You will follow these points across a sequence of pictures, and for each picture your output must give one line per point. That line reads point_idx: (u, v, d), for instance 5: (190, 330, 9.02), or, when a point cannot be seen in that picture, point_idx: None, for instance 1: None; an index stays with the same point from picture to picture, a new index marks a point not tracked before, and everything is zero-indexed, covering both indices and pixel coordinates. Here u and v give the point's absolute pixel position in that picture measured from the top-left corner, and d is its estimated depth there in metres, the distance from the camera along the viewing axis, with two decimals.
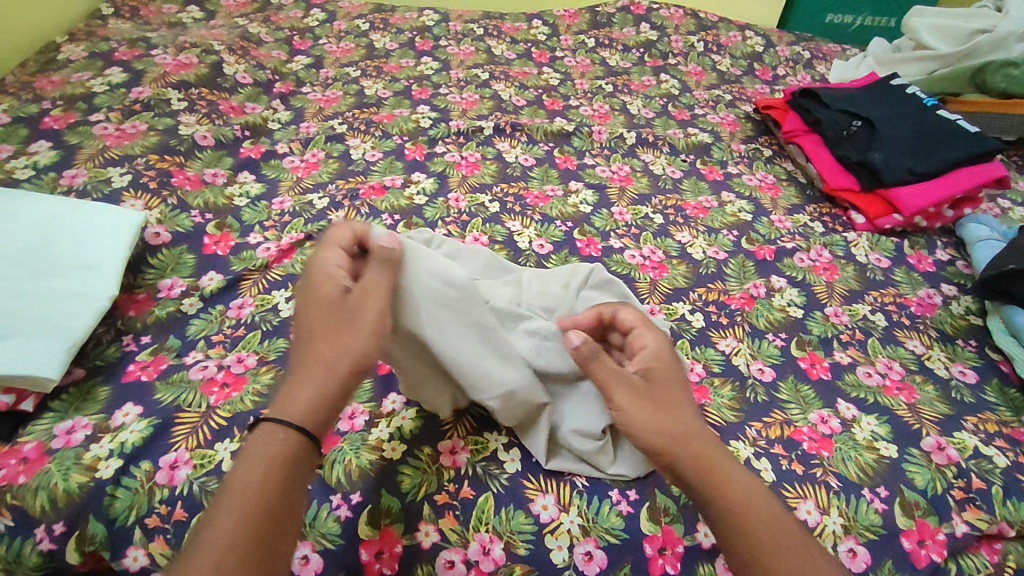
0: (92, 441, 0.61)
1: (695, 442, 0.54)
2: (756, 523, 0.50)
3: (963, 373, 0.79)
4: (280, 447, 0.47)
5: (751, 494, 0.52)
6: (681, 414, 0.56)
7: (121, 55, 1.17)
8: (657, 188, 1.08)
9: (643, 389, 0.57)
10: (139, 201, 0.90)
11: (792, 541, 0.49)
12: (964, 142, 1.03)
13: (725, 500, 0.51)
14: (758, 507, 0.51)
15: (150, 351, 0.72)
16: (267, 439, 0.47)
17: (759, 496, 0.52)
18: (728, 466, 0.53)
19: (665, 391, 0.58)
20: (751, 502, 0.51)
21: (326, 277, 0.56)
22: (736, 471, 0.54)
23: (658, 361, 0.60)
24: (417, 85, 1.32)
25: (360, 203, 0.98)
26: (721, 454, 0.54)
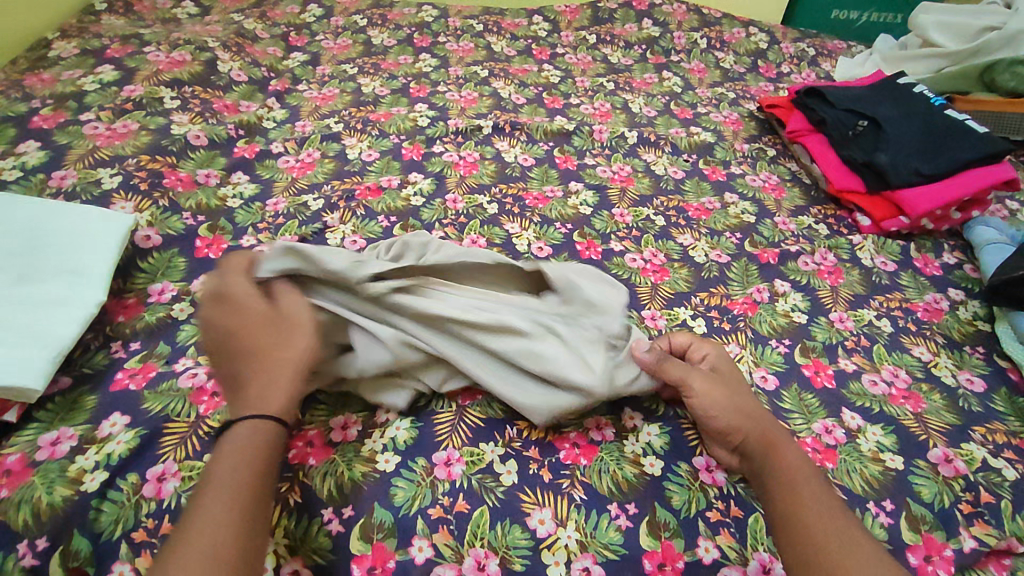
0: (78, 452, 0.60)
1: (759, 422, 0.61)
2: (805, 489, 0.56)
3: (970, 382, 0.78)
4: (259, 442, 0.53)
5: (803, 470, 0.58)
6: (746, 402, 0.63)
7: (113, 53, 1.15)
8: (658, 189, 1.06)
9: (717, 377, 0.65)
10: (130, 203, 0.88)
11: (839, 512, 0.55)
12: (973, 142, 1.01)
13: (779, 471, 0.57)
14: (811, 482, 0.57)
15: (139, 358, 0.70)
16: (250, 433, 0.53)
17: (812, 474, 0.58)
18: (785, 445, 0.60)
19: (729, 384, 0.64)
20: (805, 477, 0.57)
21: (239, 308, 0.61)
22: (789, 449, 0.60)
23: (726, 370, 0.67)
24: (415, 83, 1.30)
25: (356, 204, 0.97)
26: (782, 438, 0.61)
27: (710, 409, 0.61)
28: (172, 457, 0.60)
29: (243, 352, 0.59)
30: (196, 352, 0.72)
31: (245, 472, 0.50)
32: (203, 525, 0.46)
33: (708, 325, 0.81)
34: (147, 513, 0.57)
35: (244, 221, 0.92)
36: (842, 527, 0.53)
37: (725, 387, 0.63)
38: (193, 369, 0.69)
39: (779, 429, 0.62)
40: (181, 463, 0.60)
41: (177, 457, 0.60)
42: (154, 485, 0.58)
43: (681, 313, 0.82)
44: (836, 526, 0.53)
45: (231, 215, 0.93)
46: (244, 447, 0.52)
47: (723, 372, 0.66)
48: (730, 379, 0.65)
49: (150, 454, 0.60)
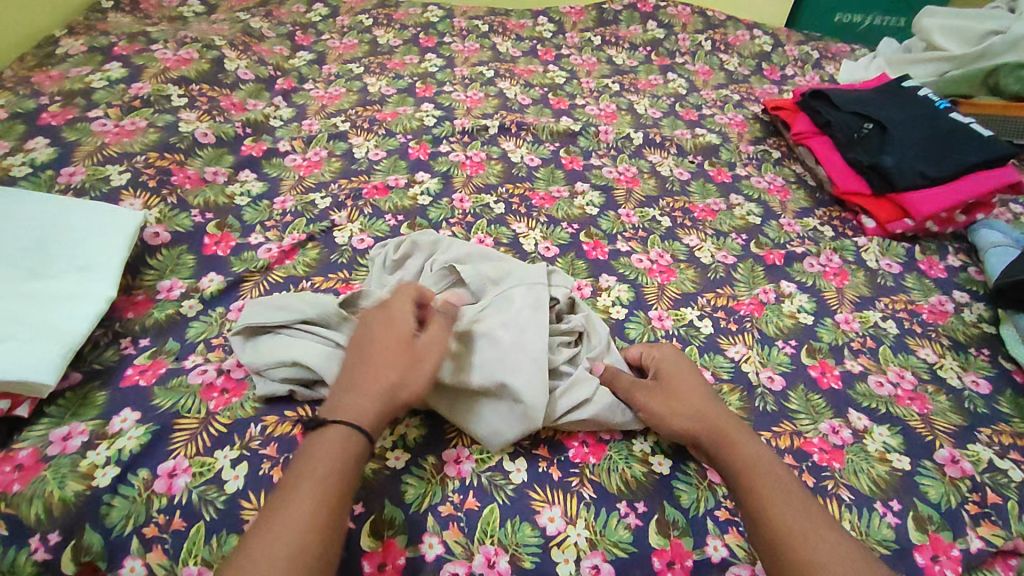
0: (89, 448, 0.60)
1: (715, 425, 0.61)
2: (768, 487, 0.56)
3: (976, 384, 0.78)
4: (348, 457, 0.52)
5: (764, 466, 0.58)
6: (696, 405, 0.63)
7: (120, 50, 1.15)
8: (664, 190, 1.06)
9: (658, 386, 0.65)
10: (139, 200, 0.88)
11: (803, 505, 0.55)
12: (978, 145, 1.02)
13: (738, 473, 0.58)
14: (775, 477, 0.57)
15: (149, 354, 0.70)
16: (333, 443, 0.52)
17: (774, 468, 0.58)
18: (742, 441, 0.60)
19: (676, 387, 0.65)
20: (767, 473, 0.57)
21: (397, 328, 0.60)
22: (750, 445, 0.60)
23: (680, 370, 0.67)
24: (421, 82, 1.30)
25: (363, 203, 0.97)
26: (742, 435, 0.61)
27: (665, 422, 0.62)
28: (183, 453, 0.60)
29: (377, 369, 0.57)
30: (205, 348, 0.72)
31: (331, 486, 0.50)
32: (284, 523, 0.47)
33: (714, 325, 0.81)
34: (158, 508, 0.57)
35: (252, 219, 0.92)
36: (805, 522, 0.53)
37: (672, 396, 0.64)
38: (203, 365, 0.69)
39: (737, 425, 0.62)
40: (191, 459, 0.60)
41: (187, 453, 0.60)
42: (165, 480, 0.58)
43: (688, 313, 0.83)
44: (800, 521, 0.53)
45: (239, 213, 0.93)
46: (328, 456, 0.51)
47: (676, 373, 0.66)
48: (681, 381, 0.65)
49: (161, 450, 0.60)
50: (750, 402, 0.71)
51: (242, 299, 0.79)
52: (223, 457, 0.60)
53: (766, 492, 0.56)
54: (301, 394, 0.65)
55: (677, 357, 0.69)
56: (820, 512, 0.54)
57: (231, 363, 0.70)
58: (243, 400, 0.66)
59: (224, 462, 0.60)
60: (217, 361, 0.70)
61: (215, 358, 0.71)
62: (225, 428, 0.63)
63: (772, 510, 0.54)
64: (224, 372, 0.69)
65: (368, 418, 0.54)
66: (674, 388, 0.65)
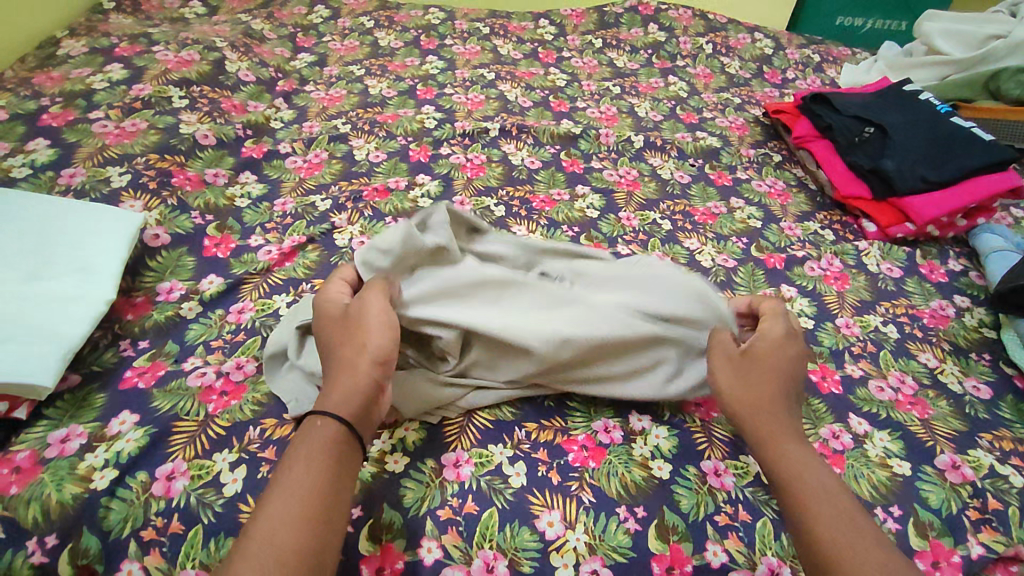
0: (87, 450, 0.60)
1: (765, 406, 0.59)
2: (800, 484, 0.53)
3: (976, 389, 0.78)
4: (328, 436, 0.52)
5: (806, 462, 0.55)
6: (765, 383, 0.60)
7: (121, 51, 1.15)
8: (665, 194, 1.06)
9: (738, 365, 0.62)
10: (139, 201, 0.88)
11: (832, 500, 0.52)
12: (979, 149, 1.01)
13: (775, 462, 0.56)
14: (807, 473, 0.54)
15: (148, 356, 0.70)
16: (309, 430, 0.53)
17: (814, 462, 0.55)
18: (785, 434, 0.57)
19: (762, 360, 0.62)
20: (805, 469, 0.54)
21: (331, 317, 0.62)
22: (793, 436, 0.57)
23: (775, 344, 0.63)
24: (422, 85, 1.30)
25: (364, 205, 0.97)
26: (791, 424, 0.58)
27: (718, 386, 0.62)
28: (181, 456, 0.60)
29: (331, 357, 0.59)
30: (204, 351, 0.72)
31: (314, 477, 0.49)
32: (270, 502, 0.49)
33: None
34: (156, 511, 0.57)
35: (252, 221, 0.92)
36: (837, 522, 0.50)
37: (745, 371, 0.61)
38: (202, 368, 0.69)
39: (792, 415, 0.59)
40: (190, 462, 0.60)
41: (186, 455, 0.60)
42: (163, 483, 0.58)
43: None
44: (831, 520, 0.50)
45: (239, 215, 0.93)
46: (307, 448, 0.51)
47: (765, 345, 0.63)
48: (766, 353, 0.62)
49: (159, 453, 0.60)
50: None
51: (241, 301, 0.79)
52: (222, 460, 0.60)
53: (800, 489, 0.53)
54: None
55: (784, 336, 0.64)
56: (852, 510, 0.51)
57: (230, 366, 0.70)
58: (242, 403, 0.66)
59: (222, 465, 0.60)
60: (216, 364, 0.70)
61: (215, 360, 0.71)
62: (224, 431, 0.63)
63: (806, 508, 0.51)
64: (223, 375, 0.69)
65: (330, 400, 0.54)
66: (751, 359, 0.62)
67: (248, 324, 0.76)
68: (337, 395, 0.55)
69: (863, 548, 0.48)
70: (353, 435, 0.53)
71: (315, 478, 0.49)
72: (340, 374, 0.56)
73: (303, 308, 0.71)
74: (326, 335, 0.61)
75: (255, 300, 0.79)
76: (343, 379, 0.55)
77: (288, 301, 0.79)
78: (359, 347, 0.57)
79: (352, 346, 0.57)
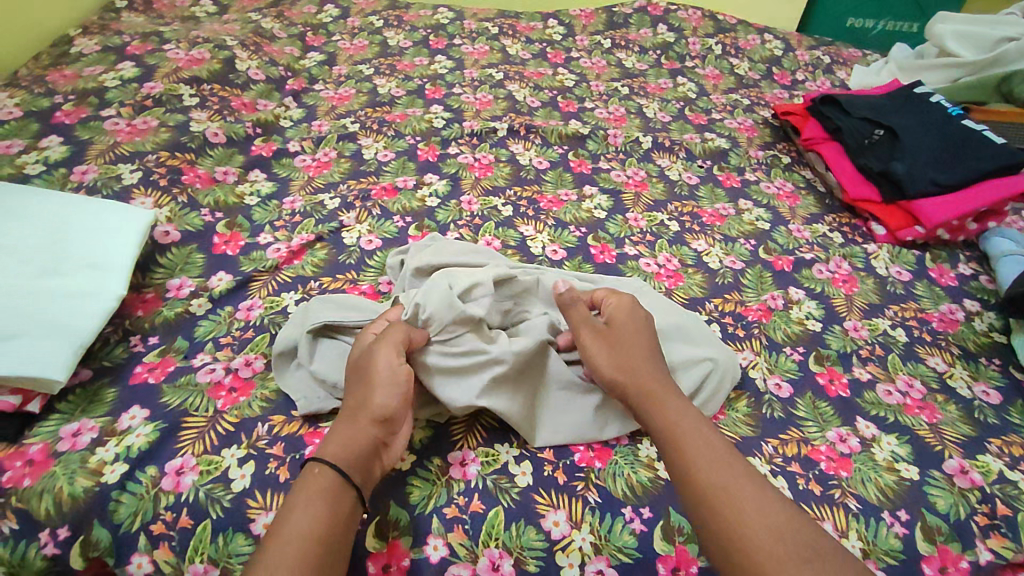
0: (97, 444, 0.60)
1: (646, 378, 0.59)
2: (695, 456, 0.53)
3: (986, 394, 0.77)
4: (327, 483, 0.52)
5: (694, 433, 0.55)
6: (639, 360, 0.61)
7: (133, 50, 1.16)
8: (673, 195, 1.06)
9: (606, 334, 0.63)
10: (149, 198, 0.89)
11: (727, 468, 0.52)
12: (989, 153, 1.00)
13: (667, 436, 0.55)
14: (703, 447, 0.53)
15: (158, 352, 0.71)
16: (308, 479, 0.52)
17: (705, 432, 0.55)
18: (668, 402, 0.58)
19: (621, 335, 0.63)
20: (697, 442, 0.54)
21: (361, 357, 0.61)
22: (673, 405, 0.57)
23: (628, 319, 0.65)
24: (431, 84, 1.31)
25: (372, 204, 0.97)
26: (671, 394, 0.59)
27: (596, 366, 0.62)
28: (190, 451, 0.61)
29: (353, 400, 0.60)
30: (214, 347, 0.72)
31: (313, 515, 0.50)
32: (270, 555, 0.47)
33: (722, 331, 0.81)
34: (165, 505, 0.57)
35: (261, 218, 0.93)
36: (736, 492, 0.50)
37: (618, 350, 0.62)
38: (211, 364, 0.70)
39: (664, 381, 0.60)
40: (199, 457, 0.60)
41: (195, 451, 0.61)
42: (172, 478, 0.59)
43: None
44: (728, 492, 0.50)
45: (248, 213, 0.93)
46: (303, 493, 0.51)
47: (619, 320, 0.65)
48: (625, 330, 0.64)
49: (169, 447, 0.61)
50: (758, 409, 0.71)
51: (250, 298, 0.80)
52: (230, 455, 0.61)
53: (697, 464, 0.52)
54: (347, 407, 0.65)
55: (629, 304, 0.67)
56: (751, 479, 0.51)
57: (239, 363, 0.70)
58: (251, 400, 0.66)
59: (231, 461, 0.60)
60: (225, 360, 0.71)
61: (224, 357, 0.71)
62: (232, 427, 0.63)
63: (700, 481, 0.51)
64: (232, 371, 0.69)
65: (333, 451, 0.54)
66: (613, 335, 0.63)
67: (257, 322, 0.76)
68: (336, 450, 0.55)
69: (768, 519, 0.48)
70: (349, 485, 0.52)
71: (314, 516, 0.49)
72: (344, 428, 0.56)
73: (314, 310, 0.71)
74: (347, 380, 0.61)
75: (264, 297, 0.80)
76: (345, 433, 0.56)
77: (297, 300, 0.80)
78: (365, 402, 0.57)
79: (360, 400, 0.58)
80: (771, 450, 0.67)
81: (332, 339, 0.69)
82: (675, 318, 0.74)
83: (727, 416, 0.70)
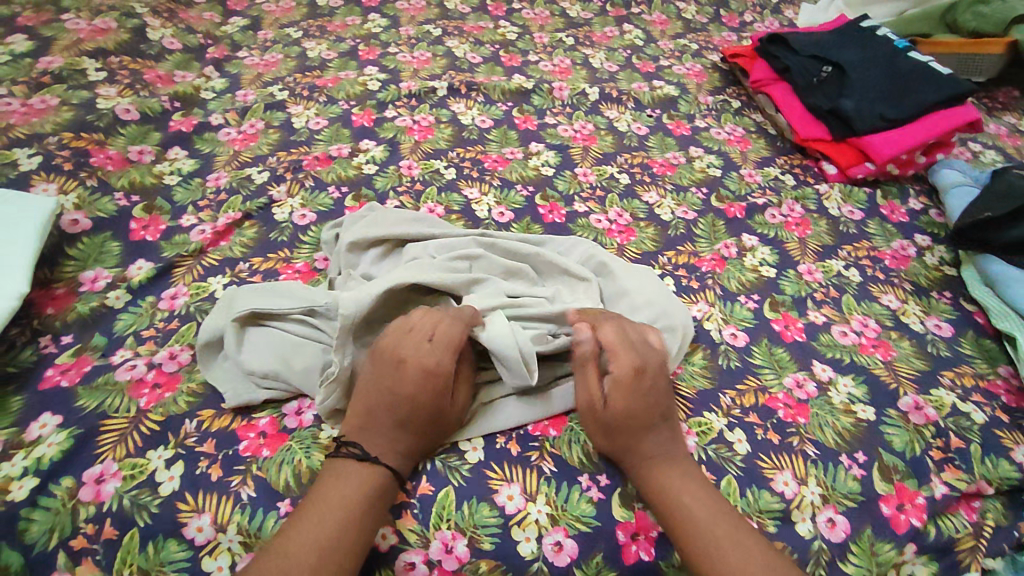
0: (3, 459, 0.55)
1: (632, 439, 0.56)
2: (686, 521, 0.53)
3: (938, 327, 0.77)
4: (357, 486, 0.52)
5: (682, 488, 0.54)
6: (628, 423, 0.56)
7: (25, 21, 1.05)
8: (622, 147, 1.02)
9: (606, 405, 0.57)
10: (53, 184, 0.81)
11: (712, 508, 0.53)
12: (935, 83, 0.99)
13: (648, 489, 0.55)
14: (690, 499, 0.54)
15: (72, 352, 0.65)
16: (348, 476, 0.53)
17: (694, 475, 0.56)
18: (660, 463, 0.56)
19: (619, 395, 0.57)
20: (683, 497, 0.54)
21: (406, 378, 0.55)
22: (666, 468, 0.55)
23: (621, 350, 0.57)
24: (364, 45, 1.22)
25: (304, 175, 0.91)
26: (666, 457, 0.56)
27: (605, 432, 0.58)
28: (111, 457, 0.56)
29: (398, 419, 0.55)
30: (135, 342, 0.67)
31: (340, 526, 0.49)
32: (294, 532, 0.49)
33: (676, 284, 0.78)
34: (85, 518, 0.53)
35: (183, 199, 0.86)
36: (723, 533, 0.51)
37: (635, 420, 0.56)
38: (132, 360, 0.64)
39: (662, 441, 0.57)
40: (121, 462, 0.56)
41: (116, 456, 0.56)
42: (92, 487, 0.54)
43: None
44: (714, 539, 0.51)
45: (168, 194, 0.86)
46: (344, 481, 0.52)
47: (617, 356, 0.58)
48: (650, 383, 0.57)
49: (85, 455, 0.56)
50: (714, 360, 0.69)
51: (174, 286, 0.74)
52: (157, 457, 0.56)
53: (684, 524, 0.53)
54: (281, 398, 0.62)
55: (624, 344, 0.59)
56: (732, 512, 0.54)
57: (162, 357, 0.65)
58: (177, 395, 0.62)
59: (158, 463, 0.56)
60: (148, 355, 0.65)
61: (146, 352, 0.66)
62: (157, 427, 0.59)
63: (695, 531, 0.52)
64: (155, 366, 0.64)
65: (384, 450, 0.54)
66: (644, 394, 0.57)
67: (182, 311, 0.71)
68: (385, 446, 0.54)
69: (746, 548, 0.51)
70: (380, 485, 0.53)
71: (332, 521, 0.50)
72: (394, 389, 0.55)
73: (241, 295, 0.65)
74: (393, 398, 0.55)
75: (189, 284, 0.74)
76: (399, 390, 0.54)
77: (225, 284, 0.74)
78: (436, 401, 0.55)
79: (423, 400, 0.54)
80: (728, 402, 0.65)
81: (262, 328, 0.63)
82: (656, 296, 0.70)
83: (684, 370, 0.68)
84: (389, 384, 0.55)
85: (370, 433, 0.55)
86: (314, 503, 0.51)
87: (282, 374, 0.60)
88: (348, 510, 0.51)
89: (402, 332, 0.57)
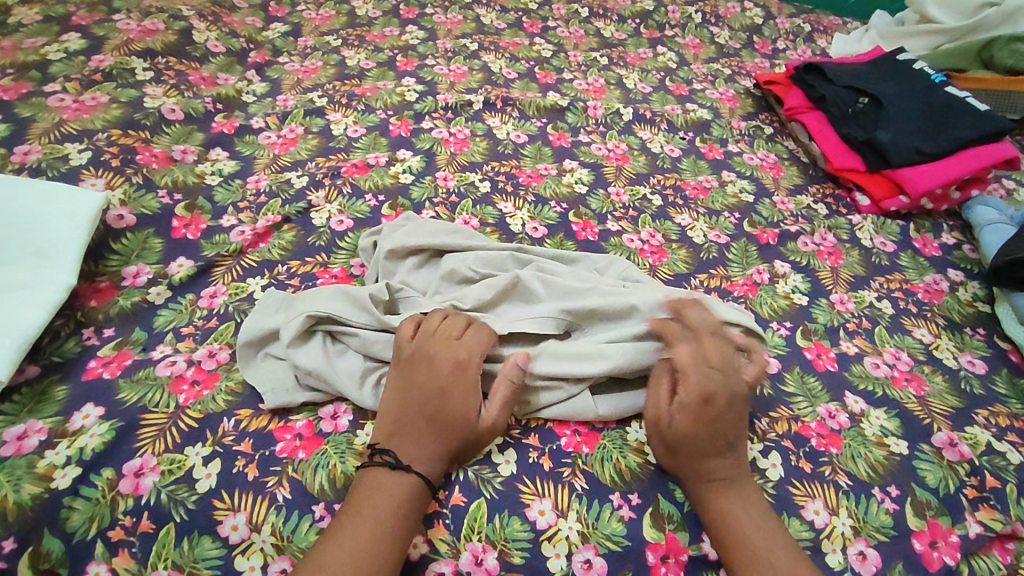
0: (47, 447, 0.56)
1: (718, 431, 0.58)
2: (747, 548, 0.53)
3: (972, 364, 0.77)
4: (399, 496, 0.53)
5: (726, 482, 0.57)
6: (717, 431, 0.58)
7: (79, 20, 1.09)
8: (655, 168, 1.03)
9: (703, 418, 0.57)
10: (101, 180, 0.83)
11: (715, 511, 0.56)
12: (973, 120, 0.99)
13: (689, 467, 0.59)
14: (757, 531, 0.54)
15: (114, 345, 0.66)
16: (392, 485, 0.53)
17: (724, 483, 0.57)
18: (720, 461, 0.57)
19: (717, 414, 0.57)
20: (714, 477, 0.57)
21: (450, 373, 0.58)
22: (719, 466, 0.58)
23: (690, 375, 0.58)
24: (402, 56, 1.24)
25: (342, 181, 0.92)
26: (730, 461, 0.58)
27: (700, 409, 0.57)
28: (150, 451, 0.57)
29: (438, 418, 0.56)
30: (175, 338, 0.68)
31: (383, 538, 0.50)
32: (344, 533, 0.50)
33: None
34: (124, 510, 0.54)
35: (224, 199, 0.88)
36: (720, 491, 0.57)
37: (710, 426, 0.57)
38: (172, 357, 0.66)
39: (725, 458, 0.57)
40: (160, 456, 0.57)
41: (155, 450, 0.57)
42: (131, 480, 0.55)
43: None
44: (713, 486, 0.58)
45: (209, 194, 0.88)
46: (391, 488, 0.53)
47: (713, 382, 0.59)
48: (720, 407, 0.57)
49: (126, 448, 0.57)
50: None
51: (213, 284, 0.75)
52: (195, 454, 0.57)
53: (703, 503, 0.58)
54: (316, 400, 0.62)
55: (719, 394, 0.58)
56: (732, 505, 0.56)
57: (201, 354, 0.66)
58: (215, 393, 0.63)
59: (196, 460, 0.57)
60: (187, 352, 0.66)
61: (186, 348, 0.67)
62: (196, 423, 0.60)
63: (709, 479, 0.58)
64: (194, 363, 0.65)
65: (421, 462, 0.55)
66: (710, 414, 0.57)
67: (221, 310, 0.72)
68: (426, 452, 0.55)
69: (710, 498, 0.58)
70: (417, 499, 0.53)
71: (376, 530, 0.50)
72: (427, 381, 0.58)
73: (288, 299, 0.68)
74: (434, 396, 0.57)
75: (228, 284, 0.75)
76: (431, 384, 0.58)
77: (264, 285, 0.75)
78: (474, 398, 0.58)
79: (461, 397, 0.57)
80: (763, 427, 0.65)
81: None
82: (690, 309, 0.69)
83: None
84: (431, 379, 0.58)
85: (402, 441, 0.56)
86: (359, 510, 0.52)
87: (319, 376, 0.61)
88: (384, 522, 0.51)
89: (445, 339, 0.61)
